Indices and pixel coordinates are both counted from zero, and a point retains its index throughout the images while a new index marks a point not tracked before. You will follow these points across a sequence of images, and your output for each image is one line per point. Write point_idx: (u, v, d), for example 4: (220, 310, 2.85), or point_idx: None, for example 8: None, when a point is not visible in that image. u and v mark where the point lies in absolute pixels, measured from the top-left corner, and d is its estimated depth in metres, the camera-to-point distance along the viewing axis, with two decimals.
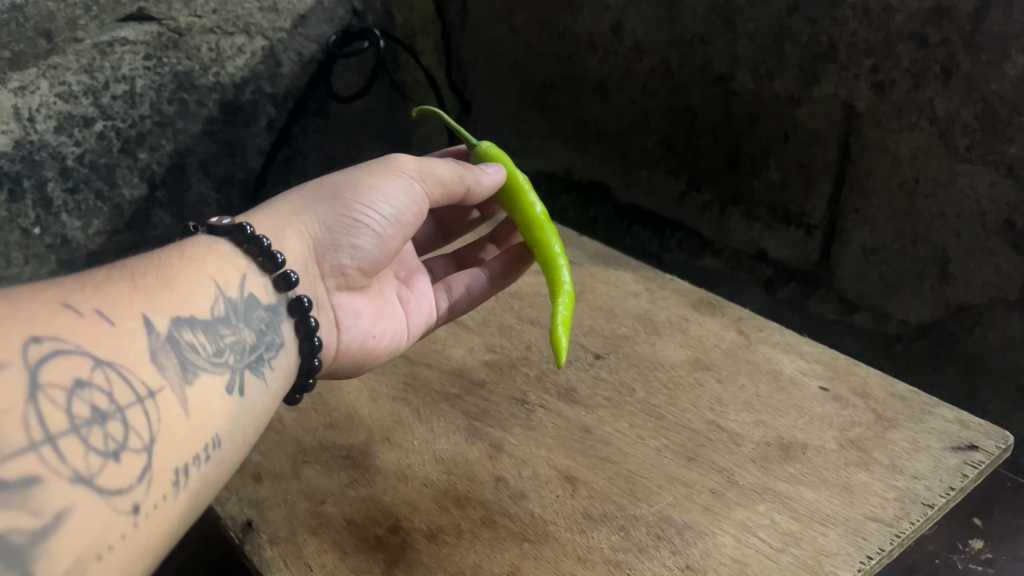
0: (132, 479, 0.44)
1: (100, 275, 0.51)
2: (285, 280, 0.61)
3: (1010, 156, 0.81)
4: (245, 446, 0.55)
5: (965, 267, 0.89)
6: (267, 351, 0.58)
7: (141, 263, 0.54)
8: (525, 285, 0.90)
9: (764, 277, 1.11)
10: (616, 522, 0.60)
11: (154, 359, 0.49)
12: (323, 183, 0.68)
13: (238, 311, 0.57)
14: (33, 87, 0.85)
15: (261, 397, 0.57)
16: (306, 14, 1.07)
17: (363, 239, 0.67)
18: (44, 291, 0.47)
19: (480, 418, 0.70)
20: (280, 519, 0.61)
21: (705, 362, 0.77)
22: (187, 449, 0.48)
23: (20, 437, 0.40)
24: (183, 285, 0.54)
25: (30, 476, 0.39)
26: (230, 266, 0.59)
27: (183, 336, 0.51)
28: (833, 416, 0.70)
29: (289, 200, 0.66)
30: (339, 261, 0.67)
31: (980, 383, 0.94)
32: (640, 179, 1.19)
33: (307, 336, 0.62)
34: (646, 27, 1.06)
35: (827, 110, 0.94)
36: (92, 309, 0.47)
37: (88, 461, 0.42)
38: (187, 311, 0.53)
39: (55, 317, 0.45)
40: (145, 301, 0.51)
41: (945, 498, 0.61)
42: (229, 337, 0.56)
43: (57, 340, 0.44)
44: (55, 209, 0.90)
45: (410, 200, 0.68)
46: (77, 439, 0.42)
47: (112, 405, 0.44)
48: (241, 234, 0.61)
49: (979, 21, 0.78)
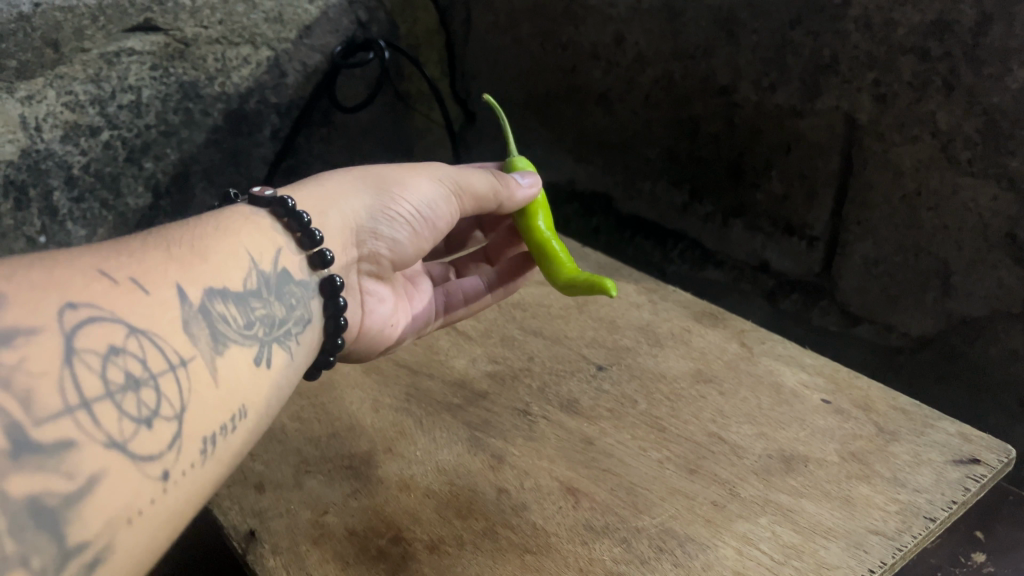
0: (164, 445, 0.44)
1: (138, 241, 0.51)
2: (320, 258, 0.63)
3: (1011, 169, 0.81)
4: (269, 417, 0.55)
5: (966, 280, 0.90)
6: (296, 326, 0.59)
7: (180, 231, 0.55)
8: (528, 295, 0.90)
9: (766, 288, 1.11)
10: (618, 534, 0.60)
11: (187, 328, 0.49)
12: (373, 170, 0.70)
13: (269, 285, 0.58)
14: (40, 96, 0.86)
15: (287, 370, 0.57)
16: (311, 25, 1.07)
17: (401, 234, 0.71)
18: (81, 256, 0.47)
19: (483, 429, 0.70)
20: (282, 529, 0.61)
21: (707, 374, 0.77)
22: (216, 418, 0.49)
23: (54, 401, 0.40)
24: (219, 256, 0.54)
25: (63, 440, 0.39)
26: (267, 241, 0.59)
27: (216, 308, 0.52)
28: (835, 429, 0.70)
29: (340, 183, 0.68)
30: (375, 249, 0.71)
31: (983, 397, 0.94)
32: (642, 190, 1.19)
33: (334, 314, 0.63)
34: (649, 38, 1.07)
35: (828, 122, 0.94)
36: (127, 277, 0.47)
37: (121, 426, 0.42)
38: (222, 283, 0.53)
39: (91, 283, 0.45)
40: (181, 271, 0.51)
41: (946, 512, 0.61)
42: (260, 310, 0.56)
43: (92, 307, 0.44)
44: (60, 218, 0.90)
45: (448, 207, 0.73)
46: (110, 404, 0.42)
47: (145, 373, 0.44)
48: (283, 206, 0.62)
49: (980, 34, 0.78)
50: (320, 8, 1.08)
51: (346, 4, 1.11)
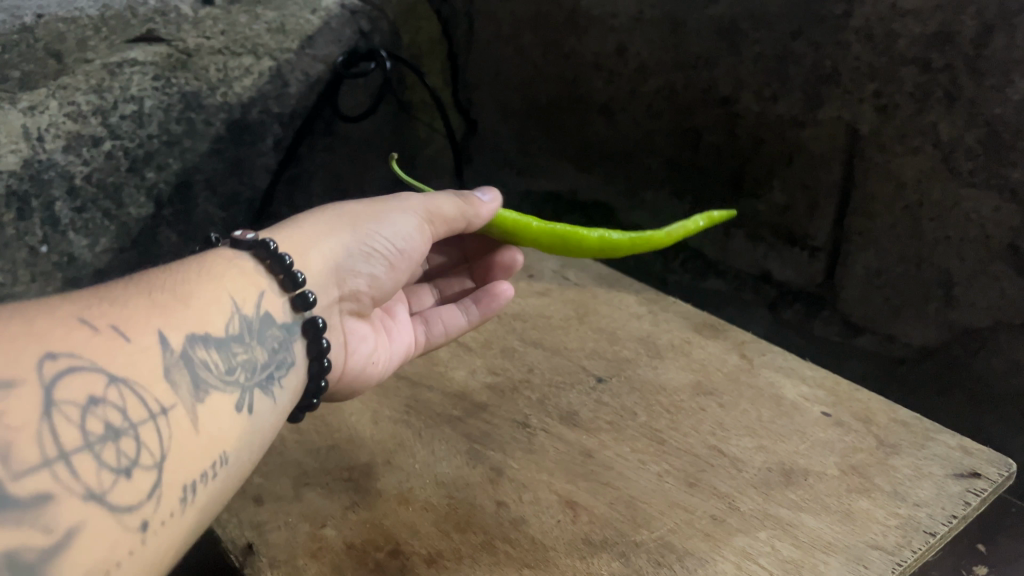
0: (143, 495, 0.44)
1: (119, 288, 0.52)
2: (303, 299, 0.63)
3: (1012, 180, 0.81)
4: (251, 463, 0.55)
5: (968, 291, 0.89)
6: (278, 370, 0.60)
7: (161, 276, 0.55)
8: (528, 306, 0.90)
9: (768, 298, 1.11)
10: (617, 548, 0.60)
11: (168, 375, 0.49)
12: (345, 210, 0.71)
13: (251, 329, 0.58)
14: (43, 107, 0.86)
15: (270, 415, 0.57)
16: (313, 35, 1.07)
17: (379, 269, 0.71)
18: (62, 305, 0.47)
19: (482, 441, 0.70)
20: (281, 543, 0.61)
21: (708, 386, 0.77)
22: (195, 466, 0.49)
23: (31, 454, 0.39)
24: (201, 301, 0.55)
25: (41, 493, 0.39)
26: (249, 284, 0.60)
27: (198, 354, 0.52)
28: (835, 441, 0.70)
29: (313, 226, 0.68)
30: (355, 286, 0.71)
31: (986, 409, 0.93)
32: (644, 200, 1.19)
33: (317, 357, 0.64)
34: (651, 49, 1.07)
35: (830, 133, 0.94)
36: (109, 324, 0.48)
37: (100, 478, 0.42)
38: (204, 329, 0.54)
39: (72, 331, 0.45)
40: (163, 317, 0.51)
41: (947, 526, 0.61)
42: (241, 355, 0.57)
43: (72, 356, 0.44)
44: (62, 228, 0.90)
45: (422, 236, 0.74)
46: (89, 456, 0.42)
47: (125, 422, 0.45)
48: (265, 249, 0.62)
49: (982, 46, 0.78)
50: (322, 18, 1.08)
51: (349, 13, 1.11)
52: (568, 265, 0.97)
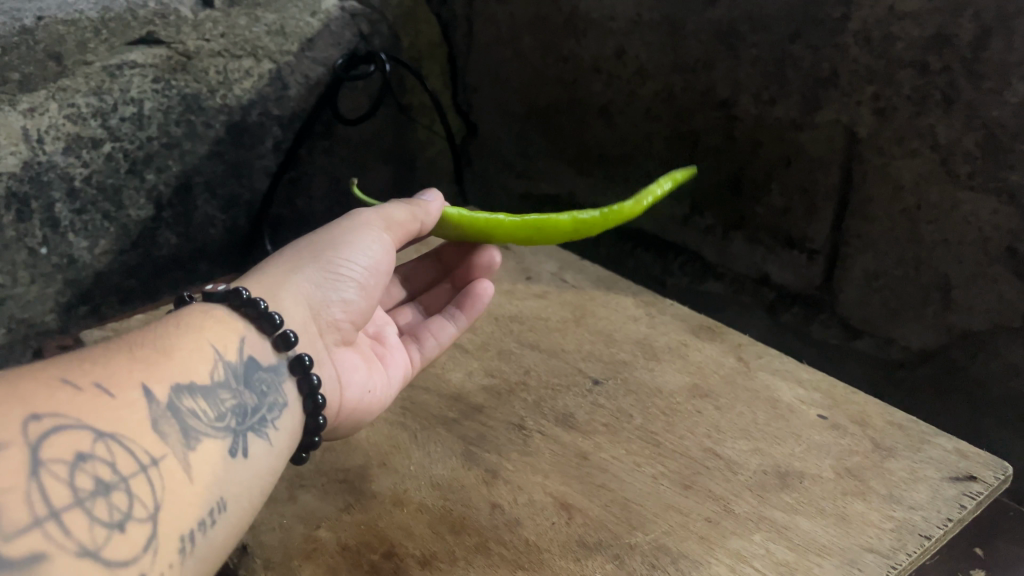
0: (139, 548, 0.45)
1: (99, 348, 0.52)
2: (284, 340, 0.62)
3: (1011, 183, 0.81)
4: (249, 508, 0.56)
5: (967, 294, 0.89)
6: (270, 412, 0.59)
7: (141, 334, 0.56)
8: (524, 308, 0.90)
9: (766, 301, 1.11)
10: (611, 551, 0.60)
11: (155, 427, 0.49)
12: (301, 248, 0.70)
13: (238, 374, 0.58)
14: (43, 109, 0.86)
15: (266, 457, 0.57)
16: (313, 38, 1.08)
17: (351, 292, 0.70)
18: (44, 368, 0.48)
19: (478, 443, 0.70)
20: (275, 544, 0.61)
21: (704, 388, 0.77)
22: (190, 516, 0.49)
23: (23, 514, 0.40)
24: (183, 352, 0.55)
25: (35, 552, 0.39)
26: (230, 332, 0.60)
27: (184, 404, 0.52)
28: (831, 444, 0.70)
29: (270, 272, 0.67)
30: (332, 316, 0.69)
31: (984, 412, 0.93)
32: (642, 203, 1.19)
33: (310, 394, 0.63)
34: (649, 52, 1.07)
35: (828, 136, 0.94)
36: (91, 383, 0.48)
37: (93, 533, 0.42)
38: (188, 379, 0.54)
39: (56, 391, 0.46)
40: (144, 371, 0.51)
41: (942, 529, 0.61)
42: (230, 401, 0.57)
43: (57, 416, 0.44)
44: (62, 230, 0.91)
45: (385, 248, 0.72)
46: (81, 512, 0.42)
47: (115, 476, 0.45)
48: (237, 297, 0.62)
49: (980, 49, 0.78)
50: (322, 21, 1.09)
51: (348, 16, 1.12)
52: (565, 267, 0.97)
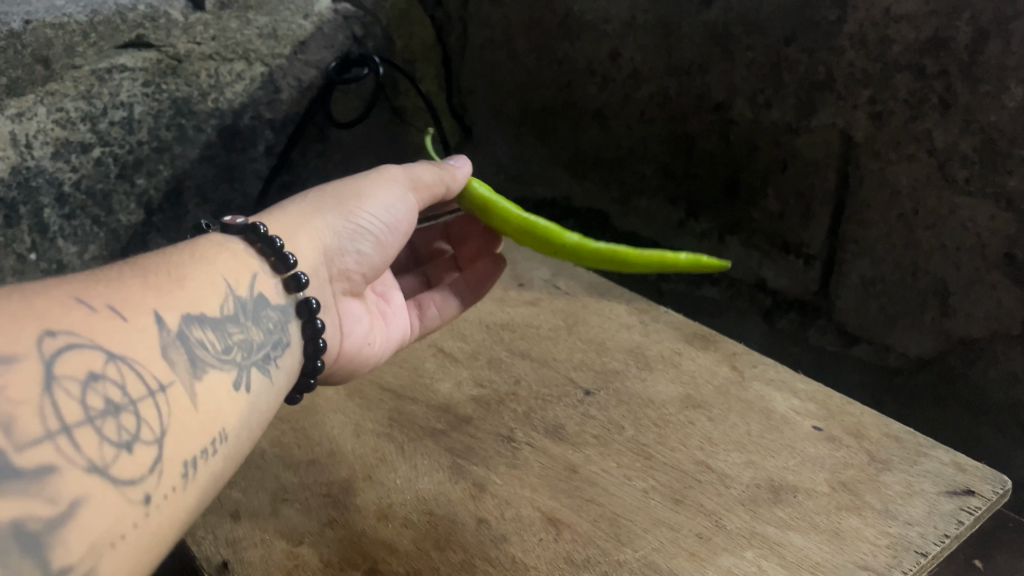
0: (145, 469, 0.44)
1: (113, 271, 0.51)
2: (296, 282, 0.62)
3: (1009, 188, 0.80)
4: (250, 443, 0.55)
5: (965, 301, 0.88)
6: (273, 350, 0.59)
7: (154, 260, 0.54)
8: (517, 315, 0.88)
9: (763, 307, 1.09)
10: (599, 568, 0.58)
11: (165, 353, 0.48)
12: (329, 190, 0.70)
13: (246, 310, 0.58)
14: (31, 113, 0.85)
15: (266, 395, 0.57)
16: (305, 40, 1.07)
17: (366, 245, 0.70)
18: (57, 286, 0.46)
19: (465, 456, 0.69)
20: (256, 560, 0.60)
21: (696, 399, 0.75)
22: (195, 443, 0.48)
23: (36, 427, 0.39)
24: (196, 283, 0.54)
25: (46, 465, 0.39)
26: (241, 267, 0.59)
27: (193, 333, 0.51)
28: (826, 457, 0.68)
29: (297, 208, 0.67)
30: (345, 265, 0.70)
31: (983, 420, 0.92)
32: (638, 207, 1.18)
33: (312, 338, 0.63)
34: (644, 54, 1.06)
35: (825, 139, 0.93)
36: (105, 305, 0.47)
37: (102, 451, 0.41)
38: (199, 310, 0.53)
39: (70, 310, 0.44)
40: (157, 298, 0.50)
41: (938, 546, 0.60)
42: (237, 335, 0.56)
43: (71, 334, 0.43)
44: (51, 236, 0.89)
45: (407, 207, 0.73)
46: (91, 430, 0.41)
47: (125, 398, 0.44)
48: (255, 233, 0.62)
49: (977, 52, 0.77)
50: (315, 24, 1.08)
51: (341, 19, 1.11)
52: (558, 273, 0.96)
